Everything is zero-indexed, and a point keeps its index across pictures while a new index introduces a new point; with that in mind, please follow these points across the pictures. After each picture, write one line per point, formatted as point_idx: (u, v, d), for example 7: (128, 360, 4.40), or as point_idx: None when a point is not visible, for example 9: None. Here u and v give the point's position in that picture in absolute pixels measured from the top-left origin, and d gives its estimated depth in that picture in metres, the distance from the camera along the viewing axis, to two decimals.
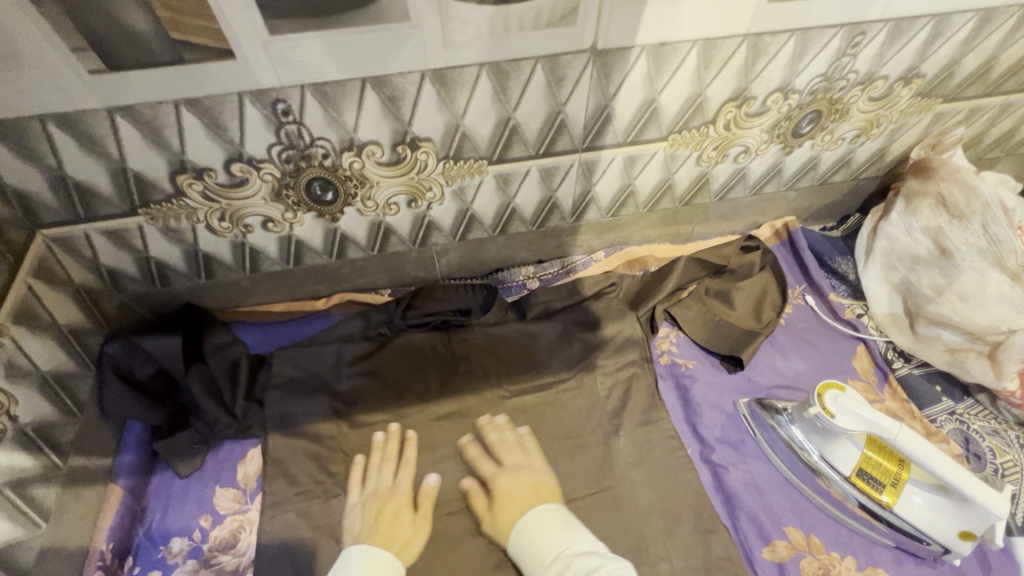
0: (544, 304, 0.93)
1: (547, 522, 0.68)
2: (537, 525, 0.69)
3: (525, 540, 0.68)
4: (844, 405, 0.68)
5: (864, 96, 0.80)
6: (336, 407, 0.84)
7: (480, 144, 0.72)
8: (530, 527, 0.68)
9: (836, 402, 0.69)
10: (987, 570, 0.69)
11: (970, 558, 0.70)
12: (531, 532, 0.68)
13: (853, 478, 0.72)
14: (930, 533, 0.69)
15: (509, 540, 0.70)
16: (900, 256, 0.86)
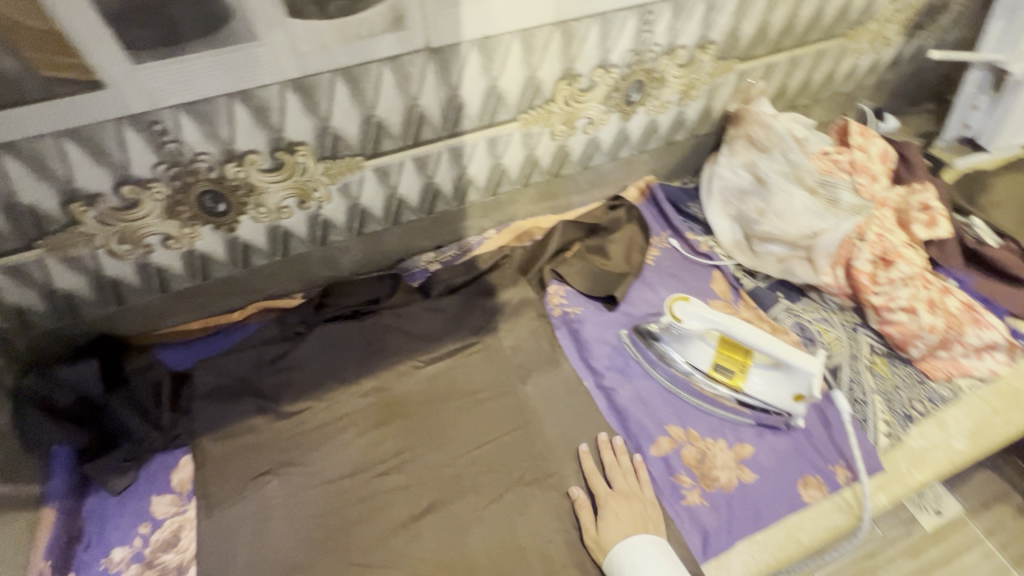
0: (446, 282, 1.03)
1: (651, 558, 0.71)
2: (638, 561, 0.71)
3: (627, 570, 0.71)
4: (689, 311, 0.84)
5: (673, 64, 0.96)
6: (262, 403, 0.90)
7: (352, 142, 0.82)
8: (633, 559, 0.71)
9: (682, 309, 0.84)
10: (827, 425, 0.86)
11: (814, 419, 0.87)
12: (631, 559, 0.71)
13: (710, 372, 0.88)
14: (773, 403, 0.85)
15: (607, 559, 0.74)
16: (732, 191, 1.03)
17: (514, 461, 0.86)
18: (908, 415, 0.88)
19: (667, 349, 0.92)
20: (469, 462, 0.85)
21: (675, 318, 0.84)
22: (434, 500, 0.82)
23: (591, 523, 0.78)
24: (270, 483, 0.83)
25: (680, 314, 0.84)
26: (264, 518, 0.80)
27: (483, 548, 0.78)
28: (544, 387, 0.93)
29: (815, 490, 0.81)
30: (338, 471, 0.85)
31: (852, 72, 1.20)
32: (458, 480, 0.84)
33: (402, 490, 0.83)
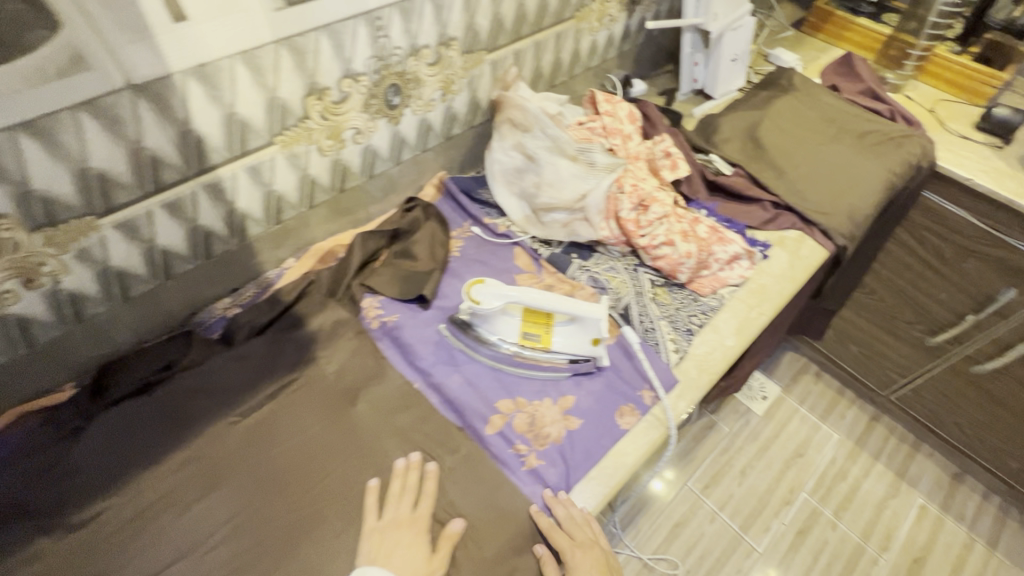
0: (249, 323, 0.96)
1: None
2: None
3: None
4: (486, 292, 0.90)
5: (422, 64, 1.00)
6: (39, 524, 0.76)
7: (71, 201, 0.72)
8: None
9: (479, 292, 0.90)
10: (631, 357, 0.98)
11: (620, 355, 0.98)
12: None
13: (520, 343, 0.95)
14: (578, 352, 0.95)
15: None
16: (511, 171, 1.10)
17: (357, 485, 0.83)
18: (689, 329, 1.02)
19: (481, 331, 0.96)
20: (308, 503, 0.81)
21: (474, 301, 0.89)
22: (278, 555, 0.76)
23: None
24: None
25: (477, 296, 0.90)
26: None
27: None
28: (376, 402, 0.92)
29: (630, 416, 0.92)
30: (159, 563, 0.75)
31: (594, 48, 1.35)
32: (300, 523, 0.79)
33: (240, 558, 0.76)
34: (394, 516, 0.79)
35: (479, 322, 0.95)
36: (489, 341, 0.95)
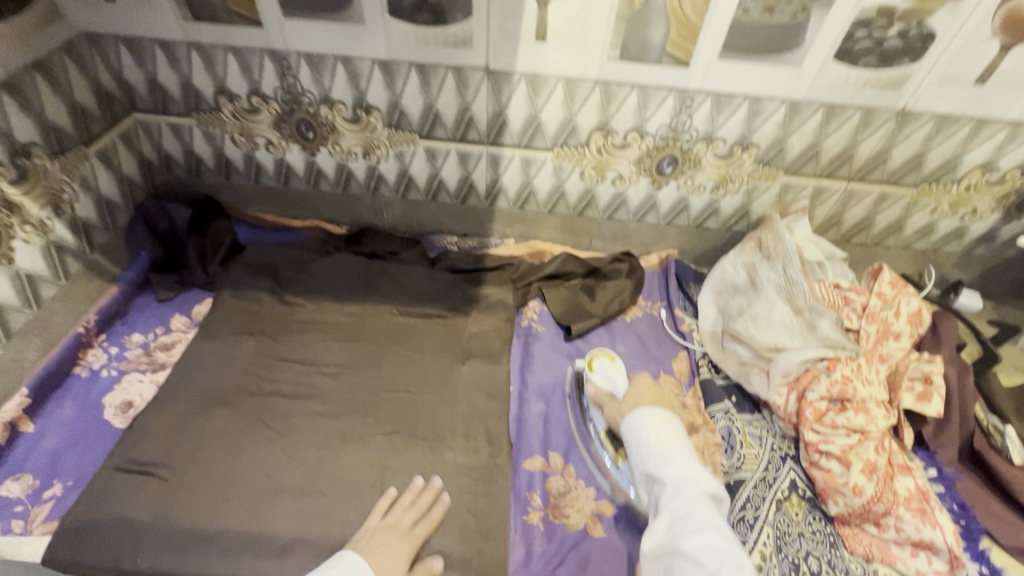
0: (452, 262, 1.20)
1: (670, 430, 0.76)
2: (656, 419, 0.77)
3: (644, 433, 0.76)
4: (601, 364, 0.96)
5: (711, 152, 1.04)
6: (275, 287, 1.14)
7: (414, 120, 1.04)
8: (655, 429, 0.76)
9: (599, 362, 0.97)
10: None
11: None
12: (652, 427, 0.76)
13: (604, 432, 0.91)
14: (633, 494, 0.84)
15: (631, 416, 0.80)
16: (726, 284, 1.05)
17: (418, 415, 0.97)
18: (795, 565, 0.81)
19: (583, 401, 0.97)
20: (382, 399, 0.99)
21: (589, 366, 0.96)
22: (342, 410, 0.97)
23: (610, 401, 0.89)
24: (246, 341, 1.05)
25: (595, 365, 0.96)
26: (229, 362, 1.02)
27: (353, 467, 0.90)
28: (476, 373, 1.03)
29: None
30: (294, 356, 1.04)
31: (926, 230, 1.13)
32: (368, 406, 0.98)
33: (326, 393, 0.99)
34: (392, 523, 0.81)
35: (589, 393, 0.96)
36: (586, 417, 0.95)
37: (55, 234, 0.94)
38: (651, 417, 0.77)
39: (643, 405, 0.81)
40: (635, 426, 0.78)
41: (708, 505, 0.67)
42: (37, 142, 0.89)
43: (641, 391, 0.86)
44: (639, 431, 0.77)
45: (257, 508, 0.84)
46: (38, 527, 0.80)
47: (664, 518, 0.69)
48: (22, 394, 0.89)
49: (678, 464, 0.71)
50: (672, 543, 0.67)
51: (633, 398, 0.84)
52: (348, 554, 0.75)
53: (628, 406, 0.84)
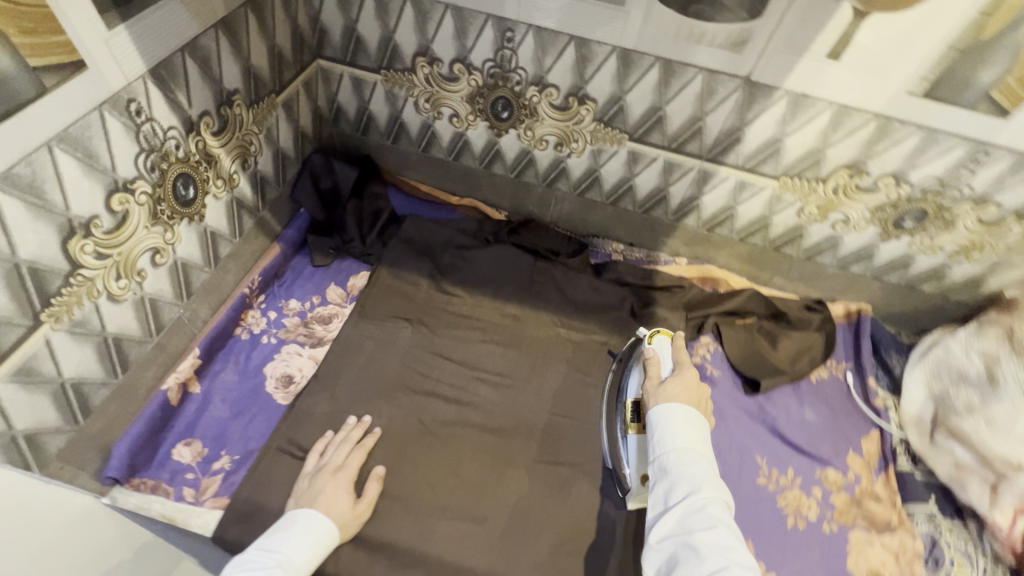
0: (619, 274, 1.09)
1: (694, 425, 0.72)
2: (688, 421, 0.73)
3: (666, 425, 0.73)
4: (661, 343, 0.89)
5: (974, 215, 0.87)
6: (432, 271, 1.06)
7: (630, 120, 0.91)
8: (679, 421, 0.72)
9: (659, 339, 0.90)
10: None
11: None
12: (678, 424, 0.72)
13: (631, 401, 0.87)
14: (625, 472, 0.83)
15: (654, 408, 0.76)
16: (950, 369, 0.91)
17: (583, 446, 0.90)
18: None
19: (627, 367, 0.93)
20: (545, 420, 0.92)
21: (649, 338, 0.90)
22: (504, 426, 0.90)
23: (655, 377, 0.80)
24: (402, 329, 0.99)
25: (655, 339, 0.89)
26: (386, 351, 0.96)
27: (520, 496, 0.84)
28: None
29: None
30: (453, 355, 0.97)
31: None
32: (530, 424, 0.91)
33: (487, 405, 0.92)
34: (328, 462, 0.80)
35: (637, 363, 0.93)
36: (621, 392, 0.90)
37: (238, 189, 0.87)
38: (682, 412, 0.73)
39: (676, 402, 0.75)
40: (662, 414, 0.74)
41: (725, 509, 0.64)
42: (239, 89, 0.80)
43: (682, 385, 0.78)
44: (664, 421, 0.73)
45: (423, 522, 0.80)
46: (208, 500, 0.78)
47: (678, 509, 0.64)
48: (195, 354, 0.86)
49: (702, 464, 0.68)
50: (683, 536, 0.62)
51: (677, 386, 0.78)
52: (305, 511, 0.73)
53: (665, 396, 0.76)
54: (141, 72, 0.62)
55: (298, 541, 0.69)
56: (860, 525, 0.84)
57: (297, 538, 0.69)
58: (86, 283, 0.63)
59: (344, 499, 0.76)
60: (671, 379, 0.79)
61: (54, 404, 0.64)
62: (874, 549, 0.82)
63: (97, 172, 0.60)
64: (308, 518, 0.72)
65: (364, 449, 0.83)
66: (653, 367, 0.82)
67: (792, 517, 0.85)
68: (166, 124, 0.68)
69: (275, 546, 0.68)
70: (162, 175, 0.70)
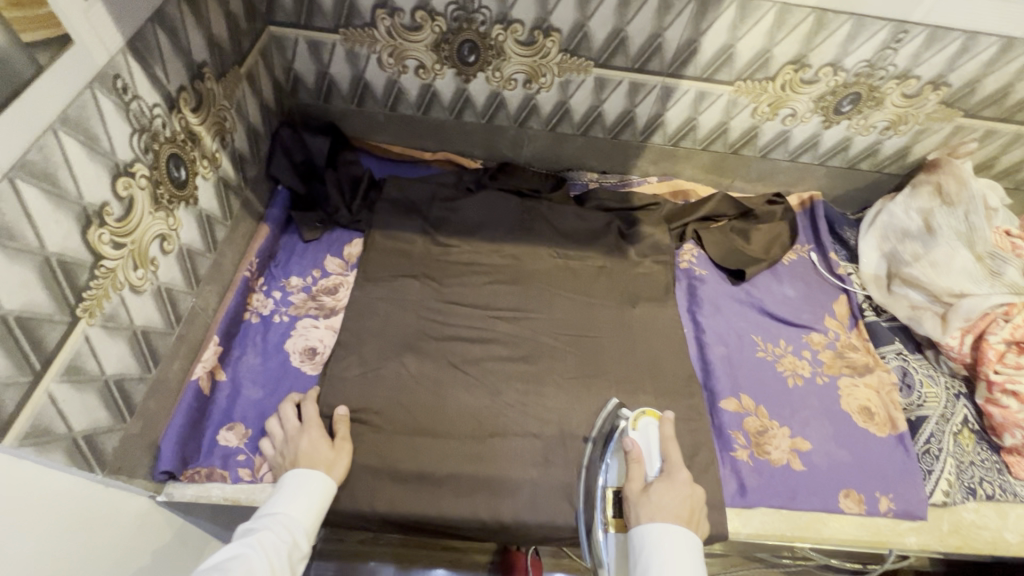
0: (600, 201, 1.15)
1: (683, 561, 0.67)
2: (678, 552, 0.67)
3: (654, 558, 0.67)
4: (646, 431, 0.84)
5: (899, 91, 1.00)
6: (425, 226, 1.08)
7: (594, 46, 0.95)
8: (668, 555, 0.67)
9: (645, 424, 0.85)
10: (904, 474, 0.88)
11: (891, 460, 0.90)
12: (667, 556, 0.67)
13: (611, 490, 0.81)
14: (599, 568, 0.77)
15: (639, 530, 0.70)
16: (895, 229, 1.06)
17: (602, 358, 0.97)
18: (971, 490, 0.88)
19: (609, 448, 0.86)
20: (563, 342, 0.98)
21: (633, 423, 0.86)
22: (529, 355, 0.96)
23: (638, 479, 0.76)
24: (411, 284, 1.01)
25: (641, 424, 0.86)
26: (399, 307, 0.98)
27: (557, 415, 0.90)
28: (650, 316, 1.02)
29: (853, 503, 0.86)
30: (465, 300, 1.01)
31: None
32: (551, 350, 0.97)
33: (508, 338, 0.98)
34: (287, 433, 0.80)
35: (619, 443, 0.86)
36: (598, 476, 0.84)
37: (222, 169, 0.85)
38: (671, 540, 0.68)
39: (662, 520, 0.70)
40: (647, 540, 0.69)
41: None
42: (206, 62, 0.77)
43: (672, 493, 0.73)
44: (651, 549, 0.68)
45: (476, 453, 0.85)
46: (266, 475, 0.79)
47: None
48: (214, 342, 0.85)
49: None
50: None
51: (663, 496, 0.73)
52: (289, 474, 0.74)
53: (654, 508, 0.72)
54: (120, 45, 0.59)
55: (289, 497, 0.70)
56: (845, 373, 0.98)
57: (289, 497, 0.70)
58: (110, 274, 0.61)
59: (321, 445, 0.78)
60: (661, 483, 0.75)
61: (103, 404, 0.63)
62: (860, 389, 0.96)
63: (100, 156, 0.58)
64: (297, 475, 0.73)
65: (313, 399, 0.84)
66: (638, 467, 0.78)
67: (791, 377, 0.98)
68: (150, 102, 0.66)
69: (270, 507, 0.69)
70: (155, 156, 0.68)
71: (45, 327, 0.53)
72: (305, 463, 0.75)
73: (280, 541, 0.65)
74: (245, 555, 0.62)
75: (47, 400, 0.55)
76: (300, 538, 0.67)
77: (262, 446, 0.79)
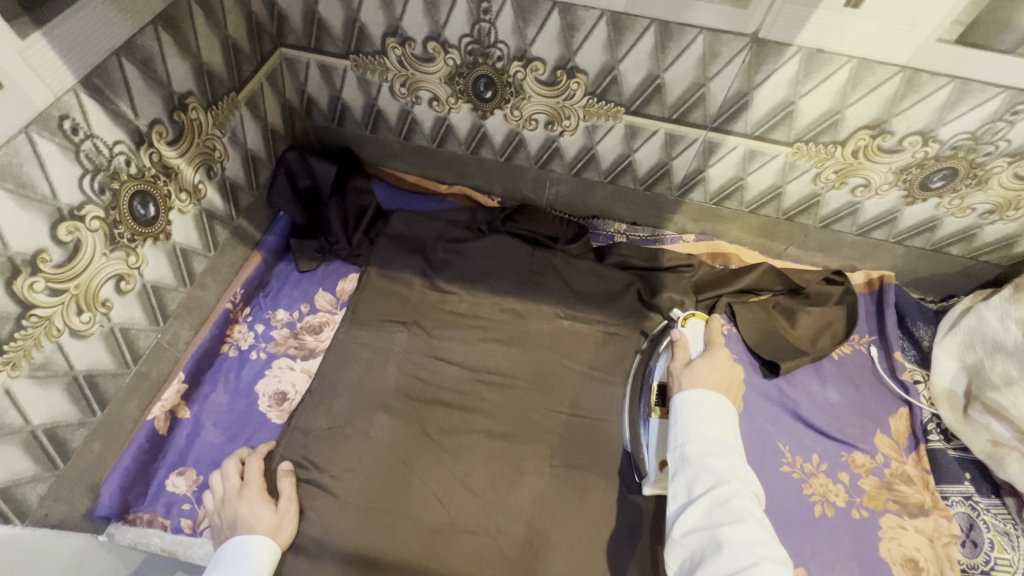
0: (622, 257, 1.02)
1: (721, 412, 0.69)
2: (718, 411, 0.69)
3: (694, 412, 0.69)
4: (695, 329, 0.88)
5: (1011, 171, 0.79)
6: (424, 268, 1.00)
7: (625, 92, 0.83)
8: (709, 411, 0.69)
9: (693, 323, 0.89)
10: None
11: None
12: (708, 409, 0.69)
13: (657, 384, 0.85)
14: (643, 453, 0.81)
15: (680, 392, 0.73)
16: (985, 339, 0.85)
17: (596, 444, 0.86)
18: None
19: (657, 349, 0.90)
20: (552, 419, 0.87)
21: (682, 321, 0.89)
22: (513, 428, 0.86)
23: (683, 359, 0.79)
24: (397, 333, 0.93)
25: (688, 322, 0.89)
26: (380, 358, 0.91)
27: (531, 504, 0.80)
28: None
29: None
30: (453, 356, 0.92)
31: None
32: (538, 425, 0.87)
33: (492, 406, 0.88)
34: (227, 492, 0.75)
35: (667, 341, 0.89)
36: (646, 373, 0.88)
37: (206, 200, 0.81)
38: (710, 399, 0.70)
39: (705, 386, 0.71)
40: (688, 400, 0.71)
41: (752, 501, 0.61)
42: (193, 91, 0.73)
43: (712, 366, 0.75)
44: (692, 406, 0.70)
45: (433, 542, 0.76)
46: (206, 530, 0.74)
47: (703, 502, 0.62)
48: (179, 379, 0.82)
49: (728, 455, 0.64)
50: (710, 529, 0.60)
51: (705, 367, 0.75)
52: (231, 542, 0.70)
53: (694, 377, 0.73)
54: (71, 84, 0.55)
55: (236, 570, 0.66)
56: (891, 509, 0.80)
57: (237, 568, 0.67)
58: (42, 322, 0.58)
59: (264, 509, 0.73)
60: (702, 359, 0.76)
61: (27, 454, 0.60)
62: (908, 534, 0.78)
63: (34, 204, 0.54)
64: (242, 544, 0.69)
65: (259, 456, 0.79)
66: (683, 349, 0.80)
67: (819, 504, 0.81)
68: (110, 139, 0.62)
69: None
70: (114, 195, 0.64)
71: None
72: (243, 530, 0.71)
73: None
74: None
75: None
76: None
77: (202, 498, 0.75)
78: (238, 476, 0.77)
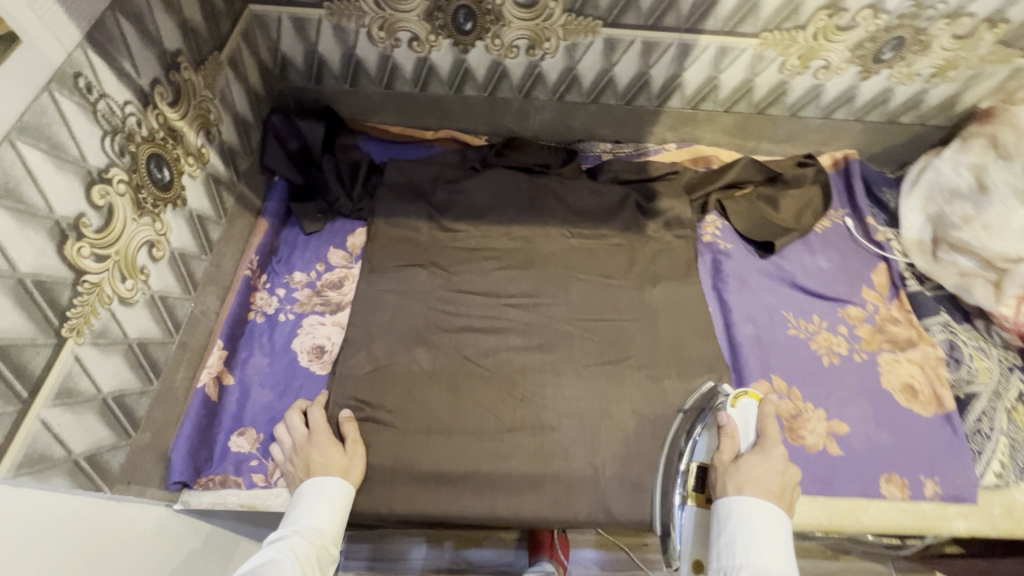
0: (614, 173, 1.07)
1: (774, 537, 0.65)
2: (770, 528, 0.66)
3: (741, 534, 0.66)
4: (747, 410, 0.79)
5: (949, 32, 0.89)
6: (430, 212, 1.02)
7: (602, 3, 0.86)
8: (758, 533, 0.65)
9: (745, 402, 0.79)
10: (948, 455, 0.83)
11: (938, 445, 0.83)
12: (758, 531, 0.66)
13: (697, 466, 0.79)
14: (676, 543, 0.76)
15: (729, 497, 0.69)
16: (943, 188, 0.97)
17: (623, 342, 0.92)
18: None
19: (701, 422, 0.83)
20: (580, 328, 0.93)
21: (732, 400, 0.80)
22: (547, 342, 0.92)
23: (729, 453, 0.74)
24: (417, 274, 0.96)
25: (739, 404, 0.79)
26: (407, 300, 0.94)
27: (575, 405, 0.86)
28: (672, 295, 0.96)
29: (895, 489, 0.81)
30: (476, 287, 0.96)
31: None
32: (568, 336, 0.92)
33: (522, 327, 0.93)
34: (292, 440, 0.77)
35: (712, 418, 0.82)
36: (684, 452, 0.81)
37: (210, 164, 0.80)
38: (759, 512, 0.67)
39: (757, 496, 0.68)
40: (732, 513, 0.68)
41: None
42: (182, 50, 0.71)
43: (763, 466, 0.71)
44: (736, 522, 0.67)
45: (493, 448, 0.82)
46: (280, 480, 0.77)
47: None
48: (219, 346, 0.83)
49: None
50: None
51: (753, 469, 0.70)
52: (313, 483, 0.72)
53: (743, 480, 0.70)
54: (78, 41, 0.54)
55: (313, 507, 0.70)
56: (886, 348, 0.91)
57: (312, 509, 0.69)
58: (95, 289, 0.58)
59: (332, 450, 0.75)
60: (753, 456, 0.72)
61: (105, 422, 0.62)
62: (902, 366, 0.90)
63: (68, 165, 0.54)
64: (313, 485, 0.72)
65: (320, 405, 0.80)
66: (729, 440, 0.75)
67: (826, 356, 0.91)
68: (120, 100, 0.61)
69: (294, 522, 0.68)
70: (133, 158, 0.63)
71: (27, 352, 0.51)
72: (317, 473, 0.73)
73: (309, 547, 0.66)
74: (277, 561, 0.62)
75: (40, 427, 0.52)
76: (328, 542, 0.68)
77: (272, 451, 0.77)
78: (304, 426, 0.78)
